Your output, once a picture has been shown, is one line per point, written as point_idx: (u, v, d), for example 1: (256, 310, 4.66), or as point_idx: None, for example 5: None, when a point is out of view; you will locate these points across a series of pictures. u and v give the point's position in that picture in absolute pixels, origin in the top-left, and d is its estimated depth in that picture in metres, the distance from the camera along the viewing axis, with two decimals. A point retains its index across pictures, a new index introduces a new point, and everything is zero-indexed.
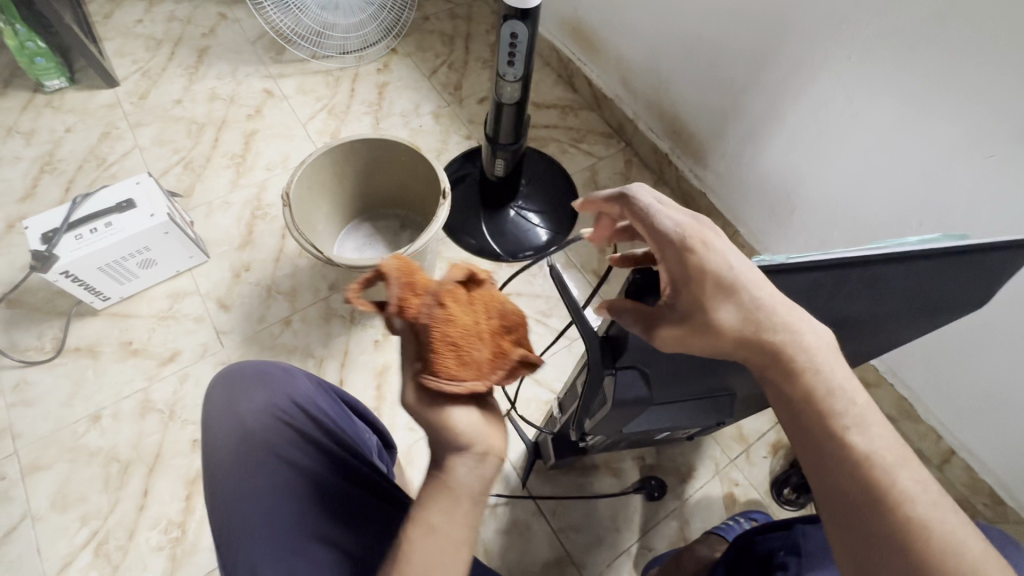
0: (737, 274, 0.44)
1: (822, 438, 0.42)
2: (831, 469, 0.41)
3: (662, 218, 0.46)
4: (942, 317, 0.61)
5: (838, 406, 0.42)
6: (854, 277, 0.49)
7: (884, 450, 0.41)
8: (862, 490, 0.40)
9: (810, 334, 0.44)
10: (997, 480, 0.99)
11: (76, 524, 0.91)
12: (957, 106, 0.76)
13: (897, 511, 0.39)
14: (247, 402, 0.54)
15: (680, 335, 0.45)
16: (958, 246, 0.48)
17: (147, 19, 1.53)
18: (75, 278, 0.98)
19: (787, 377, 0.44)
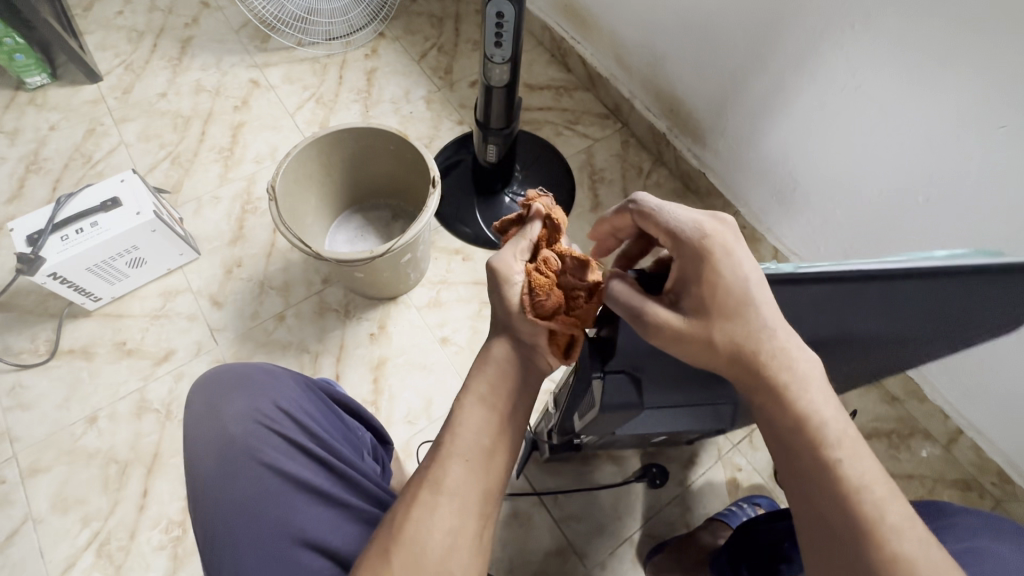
0: (750, 285, 0.42)
1: (809, 468, 0.39)
2: (817, 501, 0.39)
3: (692, 213, 0.46)
4: (964, 339, 0.56)
5: (830, 434, 0.40)
6: (873, 293, 0.43)
7: (873, 483, 0.38)
8: (849, 527, 0.37)
9: (803, 358, 0.42)
10: (1006, 459, 0.98)
11: (77, 526, 0.92)
12: (964, 78, 0.73)
13: (883, 551, 0.36)
14: (229, 406, 0.53)
15: (672, 328, 0.43)
16: (995, 264, 0.42)
17: (128, 10, 1.49)
18: (64, 280, 0.97)
19: (776, 403, 0.41)
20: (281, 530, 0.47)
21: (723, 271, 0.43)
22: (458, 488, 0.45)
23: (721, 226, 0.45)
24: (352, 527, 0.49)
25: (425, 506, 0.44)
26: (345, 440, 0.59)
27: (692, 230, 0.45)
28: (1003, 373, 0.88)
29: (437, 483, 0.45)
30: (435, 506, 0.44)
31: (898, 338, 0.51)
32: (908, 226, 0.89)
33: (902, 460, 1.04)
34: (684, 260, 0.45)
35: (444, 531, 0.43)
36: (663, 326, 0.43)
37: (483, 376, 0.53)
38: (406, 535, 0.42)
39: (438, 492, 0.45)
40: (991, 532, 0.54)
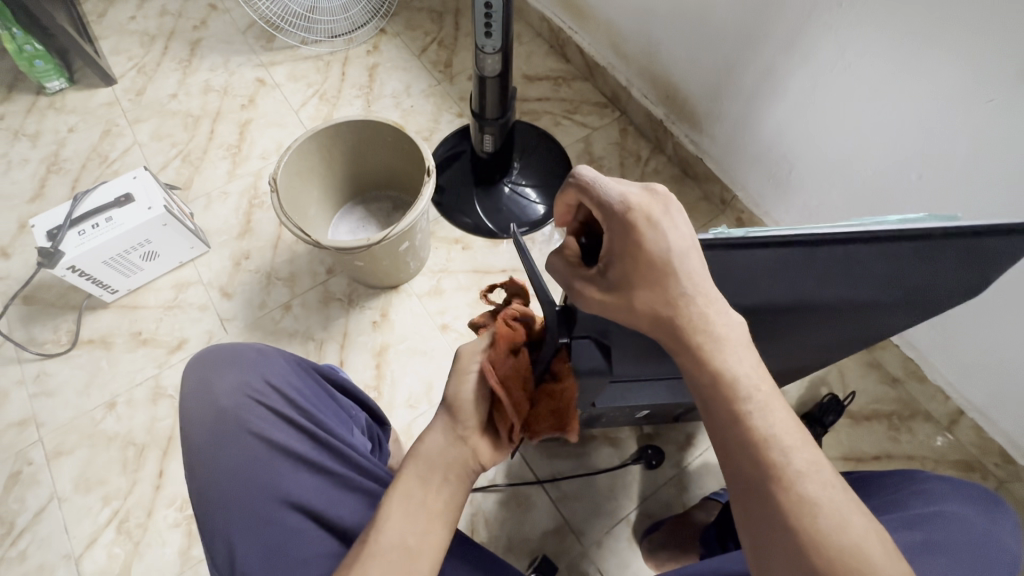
0: (671, 256, 0.43)
1: (726, 422, 0.41)
2: (729, 452, 0.41)
3: (621, 184, 0.45)
4: (929, 307, 0.56)
5: (743, 390, 0.41)
6: (820, 257, 0.45)
7: (782, 433, 0.40)
8: (756, 472, 0.39)
9: (721, 322, 0.43)
10: (1008, 438, 0.96)
11: (99, 504, 0.97)
12: (949, 53, 0.72)
13: (783, 495, 0.38)
14: (219, 380, 0.56)
15: (597, 300, 0.46)
16: (948, 228, 0.42)
17: (140, 15, 1.54)
18: (81, 273, 1.02)
19: (694, 363, 0.43)
20: (268, 492, 0.50)
21: (639, 248, 0.44)
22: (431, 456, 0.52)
23: (647, 198, 0.44)
24: (334, 491, 0.52)
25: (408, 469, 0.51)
26: (333, 412, 0.61)
27: (614, 205, 0.44)
28: (998, 350, 0.88)
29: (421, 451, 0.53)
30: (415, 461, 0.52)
31: (862, 306, 0.52)
32: (901, 203, 0.89)
33: (902, 441, 1.04)
34: (611, 234, 0.45)
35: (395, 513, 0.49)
36: (589, 296, 0.46)
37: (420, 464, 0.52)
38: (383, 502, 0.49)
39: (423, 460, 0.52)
40: (966, 499, 0.54)
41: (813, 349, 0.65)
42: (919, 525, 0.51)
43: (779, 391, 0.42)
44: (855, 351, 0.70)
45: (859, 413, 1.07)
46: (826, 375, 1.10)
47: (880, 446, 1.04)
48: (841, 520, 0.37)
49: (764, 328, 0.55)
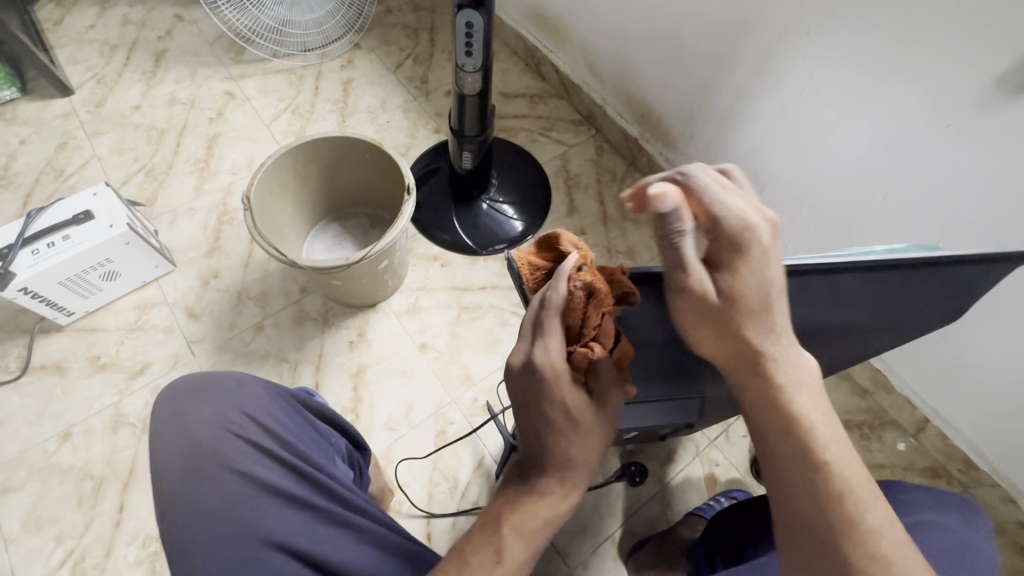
0: (775, 288, 0.43)
1: (804, 473, 0.42)
2: (801, 504, 0.42)
3: (727, 195, 0.42)
4: (913, 329, 0.58)
5: (821, 440, 0.42)
6: (811, 285, 0.47)
7: (856, 487, 0.42)
8: (834, 529, 0.41)
9: (798, 366, 0.44)
10: (970, 445, 1.00)
11: (51, 545, 0.90)
12: (912, 77, 0.76)
13: (860, 555, 0.40)
14: (194, 414, 0.53)
15: (708, 305, 0.42)
16: (933, 257, 0.45)
17: (100, 24, 1.48)
18: (35, 294, 0.96)
19: (774, 409, 0.43)
20: (248, 534, 0.47)
21: (750, 266, 0.42)
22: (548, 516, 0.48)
23: (756, 217, 0.42)
24: (321, 529, 0.49)
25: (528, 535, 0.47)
26: (315, 443, 0.59)
27: (725, 219, 0.41)
28: (962, 360, 0.92)
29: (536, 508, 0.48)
30: (525, 534, 0.47)
31: (848, 330, 0.54)
32: (867, 221, 0.93)
33: (873, 450, 1.08)
34: (720, 250, 0.43)
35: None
36: (701, 300, 0.42)
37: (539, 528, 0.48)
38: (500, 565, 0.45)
39: (534, 524, 0.47)
40: (942, 507, 0.56)
41: None
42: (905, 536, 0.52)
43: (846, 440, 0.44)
44: (838, 369, 0.73)
45: None
46: None
47: None
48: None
49: None
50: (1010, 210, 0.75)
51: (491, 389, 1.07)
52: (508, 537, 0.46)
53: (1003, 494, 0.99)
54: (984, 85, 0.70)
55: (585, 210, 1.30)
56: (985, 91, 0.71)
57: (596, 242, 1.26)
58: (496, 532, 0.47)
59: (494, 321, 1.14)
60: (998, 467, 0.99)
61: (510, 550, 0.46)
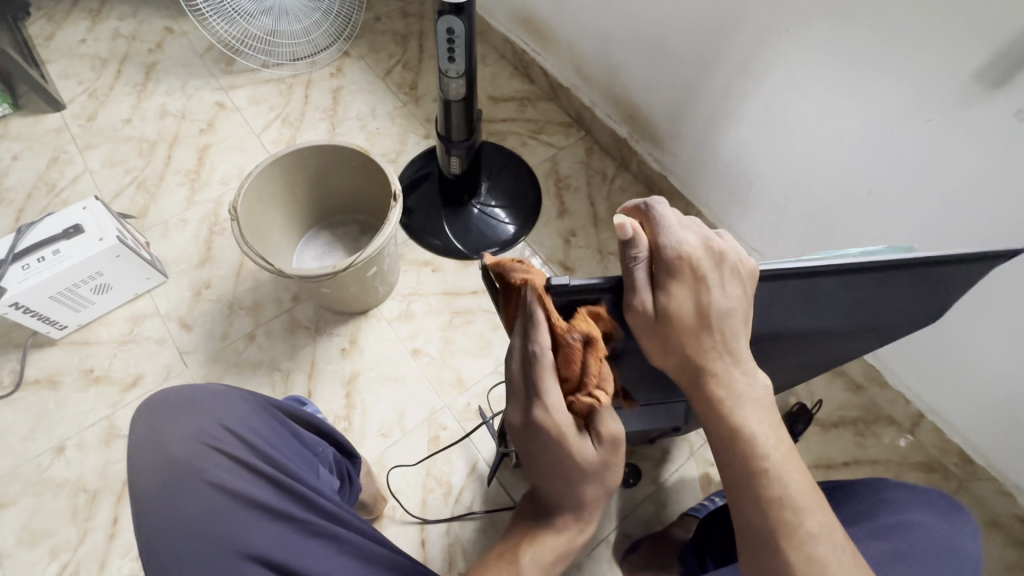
0: (717, 311, 0.44)
1: (743, 478, 0.42)
2: (743, 507, 0.42)
3: (682, 231, 0.46)
4: (897, 330, 0.58)
5: (761, 447, 0.42)
6: (783, 287, 0.48)
7: (797, 494, 0.41)
8: (769, 530, 0.41)
9: (746, 382, 0.44)
10: (965, 439, 1.00)
11: (45, 558, 0.90)
12: (892, 73, 0.76)
13: (793, 555, 0.40)
14: (173, 429, 0.53)
15: (647, 321, 0.45)
16: (904, 260, 0.45)
17: (91, 38, 1.49)
18: (27, 309, 0.96)
19: (714, 419, 0.44)
20: (226, 547, 0.48)
21: (694, 293, 0.45)
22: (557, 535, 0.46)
23: (705, 252, 0.45)
24: (300, 540, 0.49)
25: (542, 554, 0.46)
26: (298, 454, 0.59)
27: (674, 250, 0.45)
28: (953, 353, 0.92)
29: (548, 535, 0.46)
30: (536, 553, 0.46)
31: (828, 332, 0.55)
32: (854, 218, 0.92)
33: (868, 447, 1.07)
34: (660, 272, 0.45)
35: None
36: (641, 316, 0.45)
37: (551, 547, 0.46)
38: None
39: (545, 550, 0.46)
40: (922, 503, 0.57)
41: (786, 371, 0.67)
42: (888, 536, 0.53)
43: (795, 451, 0.43)
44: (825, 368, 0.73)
45: (826, 420, 1.10)
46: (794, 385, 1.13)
47: (847, 452, 1.07)
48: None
49: None
50: (992, 203, 0.75)
51: (483, 394, 1.07)
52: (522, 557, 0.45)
53: (999, 487, 0.99)
54: (963, 80, 0.70)
55: (576, 212, 1.30)
56: (965, 85, 0.71)
57: (587, 244, 1.26)
58: (510, 560, 0.46)
59: (486, 325, 1.14)
60: (993, 461, 0.98)
61: (526, 571, 0.45)
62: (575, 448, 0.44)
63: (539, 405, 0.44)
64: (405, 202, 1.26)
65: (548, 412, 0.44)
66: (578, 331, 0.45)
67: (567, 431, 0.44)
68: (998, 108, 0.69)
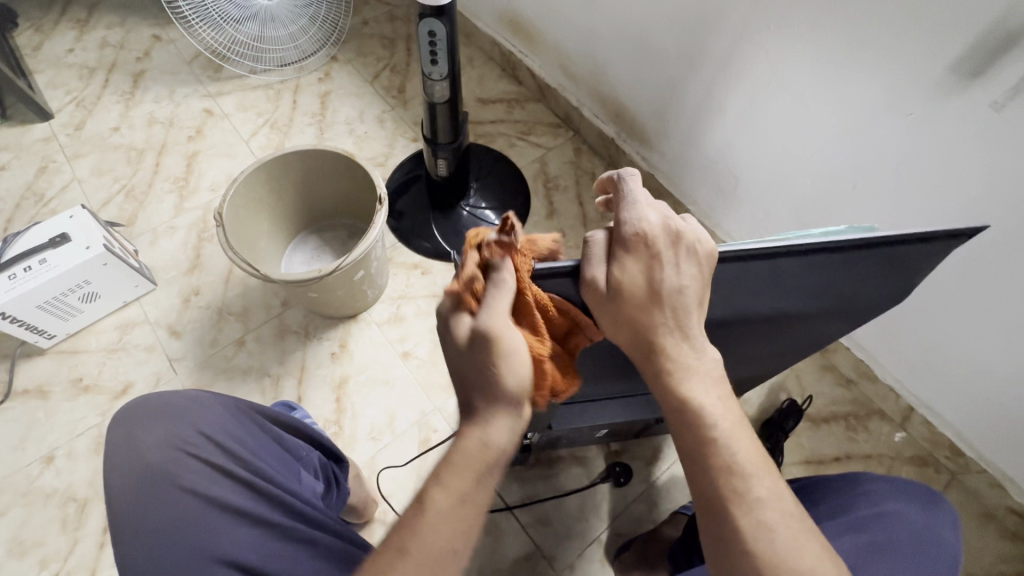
0: (668, 286, 0.45)
1: (693, 446, 0.44)
2: (695, 475, 0.44)
3: (643, 209, 0.47)
4: (865, 313, 0.59)
5: (710, 418, 0.44)
6: (752, 271, 0.49)
7: (745, 461, 0.43)
8: (718, 496, 0.43)
9: (696, 357, 0.46)
10: (955, 431, 1.00)
11: (35, 569, 0.90)
12: (870, 68, 0.77)
13: (743, 520, 0.41)
14: (149, 435, 0.53)
15: (598, 293, 0.45)
16: (866, 238, 0.46)
17: (78, 47, 1.50)
18: (13, 319, 0.96)
19: (666, 392, 0.46)
20: (199, 552, 0.48)
21: (647, 268, 0.45)
22: (470, 463, 0.43)
23: (662, 232, 0.46)
24: (275, 545, 0.49)
25: (450, 481, 0.43)
26: (278, 459, 0.59)
27: (633, 228, 0.46)
28: (941, 345, 0.92)
29: (463, 450, 0.43)
30: (447, 480, 0.43)
31: (799, 320, 0.56)
32: (836, 210, 0.93)
33: (860, 441, 1.07)
34: (618, 247, 0.46)
35: (441, 546, 0.41)
36: (594, 288, 0.45)
37: (466, 469, 0.43)
38: (420, 513, 0.42)
39: (454, 468, 0.43)
40: (904, 496, 0.60)
41: (763, 359, 0.68)
42: (867, 527, 0.55)
43: (745, 420, 0.46)
44: (805, 356, 0.74)
45: (818, 415, 1.10)
46: (784, 380, 1.13)
47: (839, 447, 1.07)
48: (796, 545, 0.41)
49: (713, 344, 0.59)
50: (971, 192, 0.76)
51: None
52: (426, 481, 0.43)
53: (990, 479, 0.99)
54: (939, 72, 0.71)
55: (564, 212, 1.30)
56: (941, 78, 0.71)
57: (576, 243, 1.26)
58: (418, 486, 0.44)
59: None
60: (983, 453, 0.98)
61: (434, 502, 0.42)
62: (498, 374, 0.43)
63: (458, 323, 0.45)
64: (394, 205, 1.26)
65: (467, 326, 0.44)
66: (483, 257, 0.45)
67: (485, 354, 0.43)
68: (975, 99, 0.70)
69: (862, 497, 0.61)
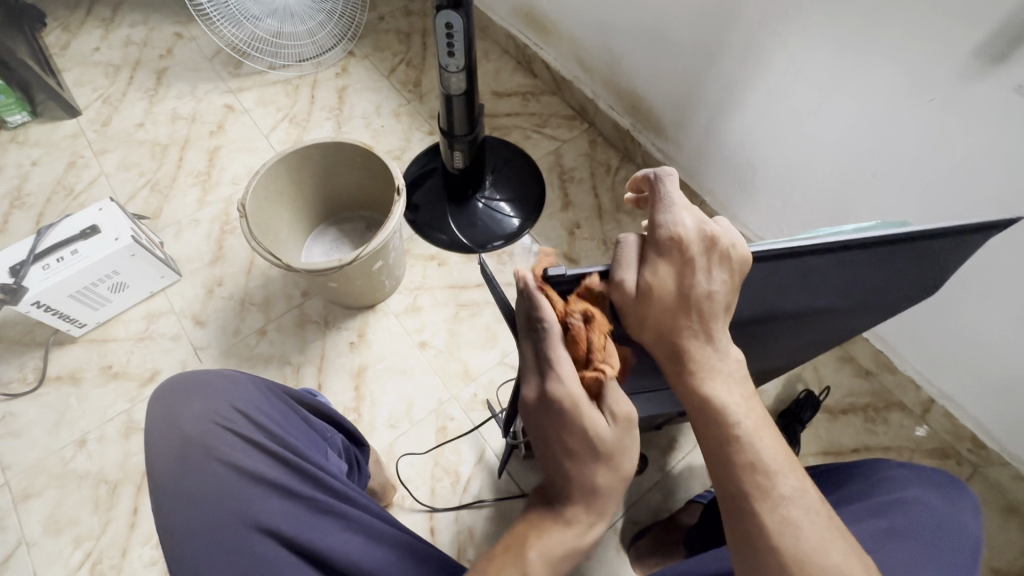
0: (698, 294, 0.45)
1: (720, 444, 0.44)
2: (719, 470, 0.43)
3: (680, 212, 0.47)
4: (892, 303, 0.59)
5: (733, 415, 0.44)
6: (783, 268, 0.48)
7: (769, 458, 0.42)
8: (742, 492, 0.42)
9: (721, 358, 0.46)
10: (977, 423, 0.98)
11: (70, 547, 0.94)
12: (892, 54, 0.75)
13: (767, 516, 0.41)
14: (186, 410, 0.56)
15: (626, 298, 0.46)
16: (899, 235, 0.46)
17: (104, 46, 1.54)
18: (47, 308, 1.00)
19: (688, 391, 0.46)
20: (236, 521, 0.50)
21: (678, 273, 0.46)
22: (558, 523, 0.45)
23: (697, 237, 0.46)
24: (307, 517, 0.51)
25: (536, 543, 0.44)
26: (306, 437, 0.61)
27: (667, 231, 0.46)
28: (965, 337, 0.90)
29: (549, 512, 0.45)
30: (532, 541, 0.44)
31: (823, 311, 0.56)
32: (859, 200, 0.92)
33: (879, 433, 1.06)
34: (653, 253, 0.47)
35: None
36: (624, 292, 0.46)
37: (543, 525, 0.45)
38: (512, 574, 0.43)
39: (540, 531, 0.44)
40: (925, 483, 0.59)
41: (786, 352, 0.68)
42: (888, 514, 0.55)
43: (769, 419, 0.45)
44: (825, 349, 0.74)
45: (836, 407, 1.09)
46: (802, 371, 1.12)
47: (857, 439, 1.06)
48: (820, 541, 0.40)
49: (737, 339, 0.59)
50: (995, 181, 0.75)
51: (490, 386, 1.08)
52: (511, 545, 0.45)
53: (1014, 473, 0.97)
54: (962, 57, 0.70)
55: (580, 204, 1.30)
56: (965, 63, 0.70)
57: (592, 235, 1.26)
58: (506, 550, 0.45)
59: (491, 317, 1.15)
60: (1006, 445, 0.97)
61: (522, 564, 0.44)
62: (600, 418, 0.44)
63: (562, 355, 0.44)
64: (411, 198, 1.28)
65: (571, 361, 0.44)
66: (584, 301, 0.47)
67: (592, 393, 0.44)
68: (998, 84, 0.69)
69: (882, 484, 0.60)
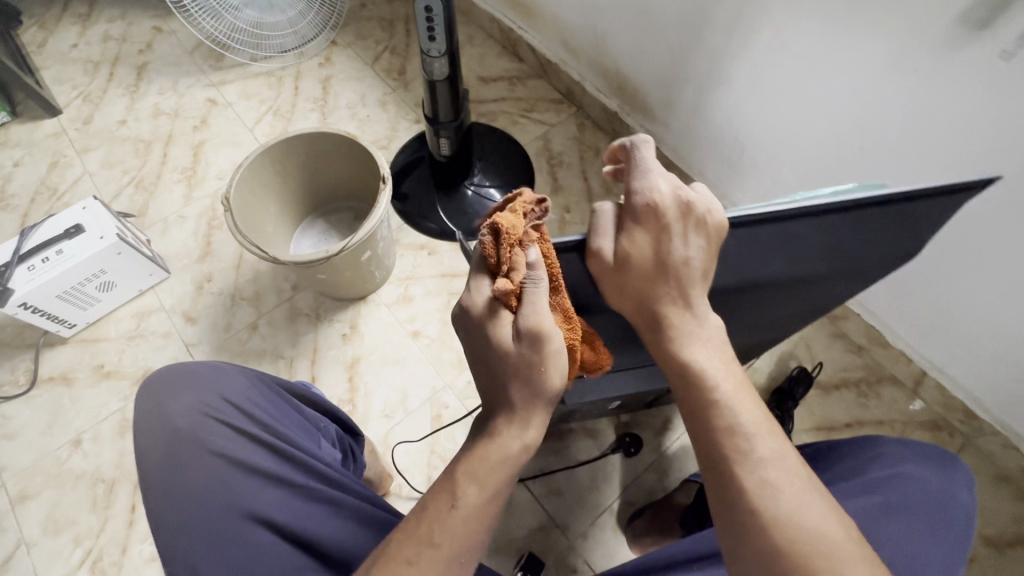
0: (674, 259, 0.46)
1: (699, 409, 0.44)
2: (700, 434, 0.44)
3: (655, 178, 0.46)
4: (875, 271, 0.59)
5: (711, 379, 0.45)
6: (762, 235, 0.49)
7: (748, 421, 0.43)
8: (721, 454, 0.42)
9: (698, 323, 0.47)
10: (968, 395, 0.99)
11: (69, 546, 0.94)
12: (875, 24, 0.75)
13: (747, 479, 0.41)
14: (176, 403, 0.56)
15: (603, 267, 0.46)
16: (876, 198, 0.46)
17: (82, 42, 1.51)
18: (35, 309, 0.99)
19: (667, 357, 0.46)
20: (229, 510, 0.50)
21: (655, 240, 0.46)
22: (504, 463, 0.44)
23: (673, 203, 0.46)
24: (300, 504, 0.51)
25: (482, 480, 0.44)
26: (298, 425, 0.60)
27: (643, 198, 0.46)
28: (954, 308, 0.90)
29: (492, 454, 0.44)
30: (478, 476, 0.44)
31: (806, 280, 0.57)
32: (847, 174, 0.91)
33: (871, 407, 1.07)
34: (628, 220, 0.47)
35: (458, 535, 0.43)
36: (602, 261, 0.46)
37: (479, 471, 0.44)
38: (455, 507, 0.43)
39: (485, 467, 0.44)
40: (915, 457, 0.60)
41: (772, 324, 0.68)
42: (878, 489, 0.56)
43: (750, 384, 0.46)
44: (812, 322, 0.74)
45: (829, 383, 1.09)
46: (794, 348, 1.12)
47: (849, 413, 1.07)
48: (799, 503, 0.40)
49: (722, 310, 0.59)
50: (979, 149, 0.74)
51: None
52: (459, 478, 0.44)
53: (1005, 442, 0.98)
54: (947, 25, 0.69)
55: (569, 189, 1.29)
56: (950, 31, 0.69)
57: (582, 219, 1.26)
58: (452, 481, 0.45)
59: None
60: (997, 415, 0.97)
61: (465, 496, 0.43)
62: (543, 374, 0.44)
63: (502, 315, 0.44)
64: (399, 187, 1.26)
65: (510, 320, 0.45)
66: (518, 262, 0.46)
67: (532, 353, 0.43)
68: (983, 51, 0.68)
69: (872, 458, 0.61)
